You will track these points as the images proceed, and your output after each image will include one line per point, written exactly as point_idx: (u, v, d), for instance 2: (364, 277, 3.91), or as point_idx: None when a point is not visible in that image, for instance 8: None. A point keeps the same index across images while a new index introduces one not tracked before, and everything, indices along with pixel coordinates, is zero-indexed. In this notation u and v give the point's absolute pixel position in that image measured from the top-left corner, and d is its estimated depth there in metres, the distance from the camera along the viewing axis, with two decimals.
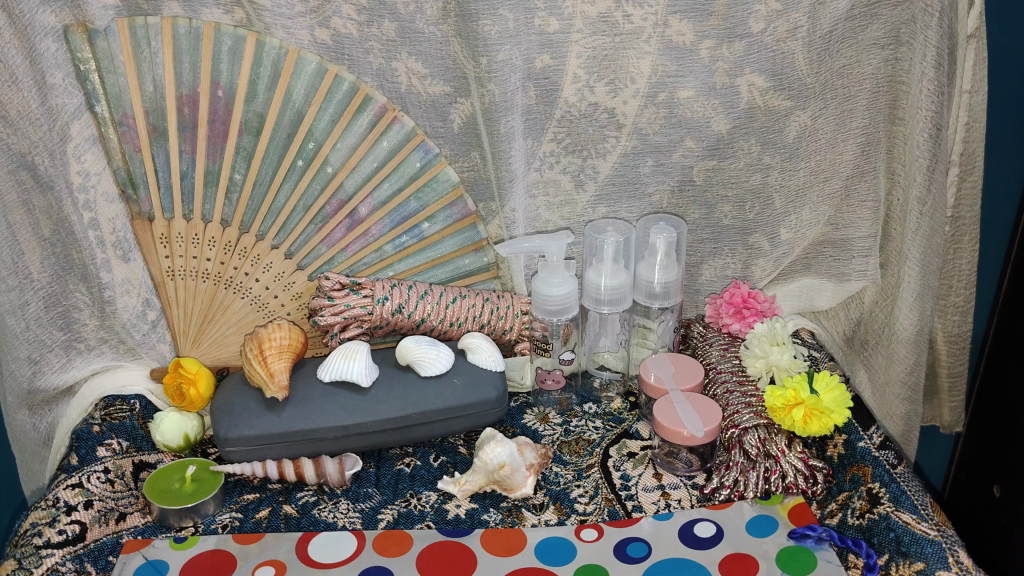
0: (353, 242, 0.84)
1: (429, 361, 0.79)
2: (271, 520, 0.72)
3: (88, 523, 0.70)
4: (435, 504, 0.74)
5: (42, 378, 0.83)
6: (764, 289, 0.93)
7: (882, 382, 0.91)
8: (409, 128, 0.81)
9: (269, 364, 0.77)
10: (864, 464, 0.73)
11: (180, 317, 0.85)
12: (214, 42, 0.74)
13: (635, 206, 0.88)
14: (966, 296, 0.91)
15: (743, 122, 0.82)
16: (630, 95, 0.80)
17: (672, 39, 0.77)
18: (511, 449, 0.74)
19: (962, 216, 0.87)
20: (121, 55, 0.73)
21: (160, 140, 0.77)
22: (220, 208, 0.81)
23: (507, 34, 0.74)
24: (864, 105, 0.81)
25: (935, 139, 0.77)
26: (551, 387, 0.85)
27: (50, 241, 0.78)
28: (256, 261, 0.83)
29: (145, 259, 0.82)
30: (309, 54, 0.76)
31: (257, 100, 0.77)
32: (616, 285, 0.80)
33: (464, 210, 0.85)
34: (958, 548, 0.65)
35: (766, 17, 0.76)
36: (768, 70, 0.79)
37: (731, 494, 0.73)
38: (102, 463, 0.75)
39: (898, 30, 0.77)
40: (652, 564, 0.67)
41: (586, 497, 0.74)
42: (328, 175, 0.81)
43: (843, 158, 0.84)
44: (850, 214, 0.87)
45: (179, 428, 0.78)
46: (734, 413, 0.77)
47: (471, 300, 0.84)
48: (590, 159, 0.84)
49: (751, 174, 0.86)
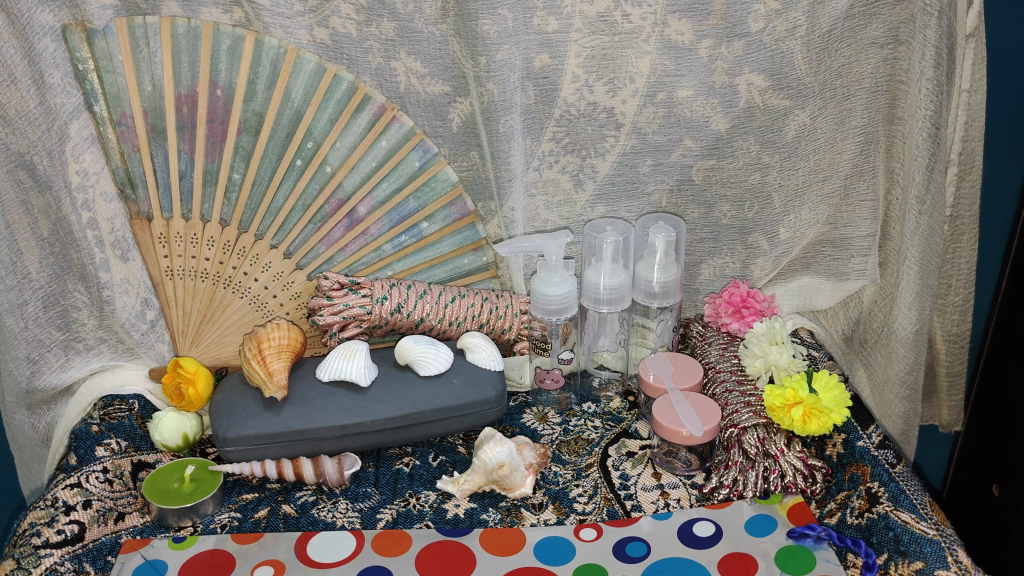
0: (352, 242, 0.84)
1: (428, 360, 0.79)
2: (270, 520, 0.72)
3: (87, 523, 0.70)
4: (434, 504, 0.74)
5: (40, 378, 0.83)
6: (764, 288, 0.93)
7: (880, 382, 0.91)
8: (407, 127, 0.81)
9: (268, 363, 0.77)
10: (864, 464, 0.73)
11: (179, 316, 0.85)
12: (213, 41, 0.74)
13: (635, 206, 0.88)
14: (965, 295, 0.91)
15: (743, 121, 0.82)
16: (629, 94, 0.80)
17: (671, 38, 0.77)
18: (511, 448, 0.73)
19: (960, 215, 0.87)
20: (119, 54, 0.73)
21: (159, 139, 0.77)
22: (219, 207, 0.81)
23: (506, 33, 0.74)
24: (863, 105, 0.82)
25: (933, 138, 0.77)
26: (550, 386, 0.85)
27: (48, 240, 0.78)
28: (255, 261, 0.83)
29: (143, 258, 0.82)
30: (308, 54, 0.76)
31: (256, 99, 0.77)
32: (615, 285, 0.80)
33: (464, 209, 0.85)
34: (957, 547, 0.65)
35: (765, 17, 0.76)
36: (767, 69, 0.79)
37: (730, 494, 0.73)
38: (101, 463, 0.75)
39: (897, 30, 0.77)
40: (652, 563, 0.67)
41: (585, 496, 0.74)
42: (327, 174, 0.81)
43: (842, 157, 0.84)
44: (849, 214, 0.87)
45: (177, 428, 0.77)
46: (733, 413, 0.76)
47: (470, 300, 0.84)
48: (589, 158, 0.84)
49: (750, 173, 0.86)
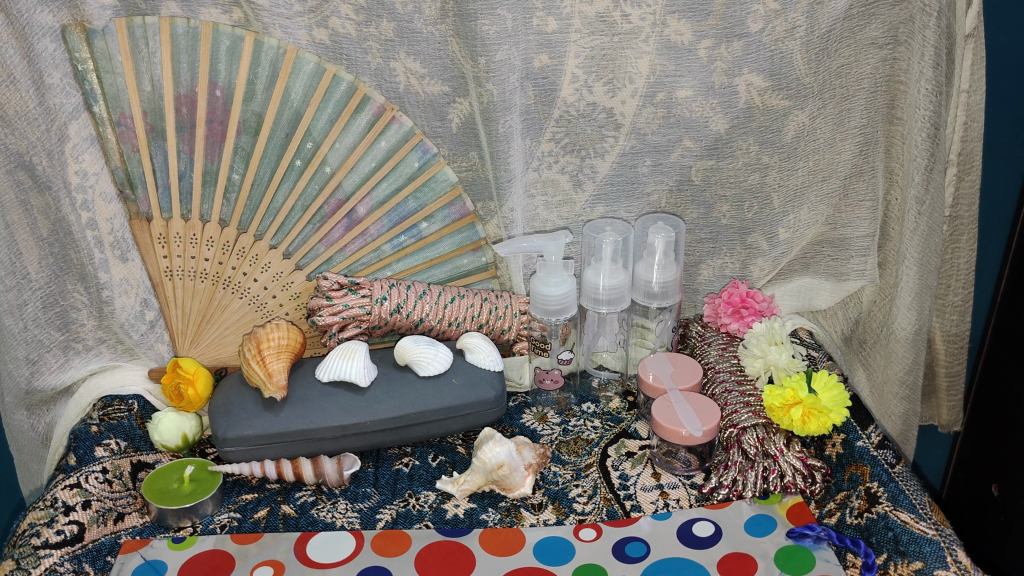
0: (352, 242, 0.84)
1: (427, 360, 0.79)
2: (269, 520, 0.72)
3: (86, 523, 0.70)
4: (433, 504, 0.74)
5: (40, 379, 0.83)
6: (763, 289, 0.93)
7: (880, 382, 0.91)
8: (407, 127, 0.81)
9: (267, 363, 0.77)
10: (863, 464, 0.73)
11: (178, 317, 0.85)
12: (212, 41, 0.74)
13: (634, 206, 0.88)
14: (964, 296, 0.91)
15: (742, 121, 0.82)
16: (629, 95, 0.80)
17: (670, 39, 0.77)
18: (510, 448, 0.74)
19: (959, 215, 0.87)
20: (119, 54, 0.73)
21: (159, 140, 0.77)
22: (218, 208, 0.81)
23: (505, 33, 0.74)
24: (862, 105, 0.82)
25: (932, 138, 0.77)
26: (549, 386, 0.85)
27: (47, 241, 0.78)
28: (254, 261, 0.83)
29: (143, 258, 0.82)
30: (307, 54, 0.76)
31: (256, 99, 0.77)
32: (614, 285, 0.80)
33: (463, 210, 0.85)
34: (956, 547, 0.65)
35: (765, 17, 0.76)
36: (766, 70, 0.79)
37: (729, 494, 0.73)
38: (100, 464, 0.75)
39: (896, 30, 0.77)
40: (651, 563, 0.67)
41: (585, 496, 0.74)
42: (326, 175, 0.81)
43: (842, 158, 0.84)
44: (848, 214, 0.87)
45: (177, 428, 0.77)
46: (733, 413, 0.76)
47: (469, 300, 0.84)
48: (589, 159, 0.84)
49: (749, 173, 0.86)
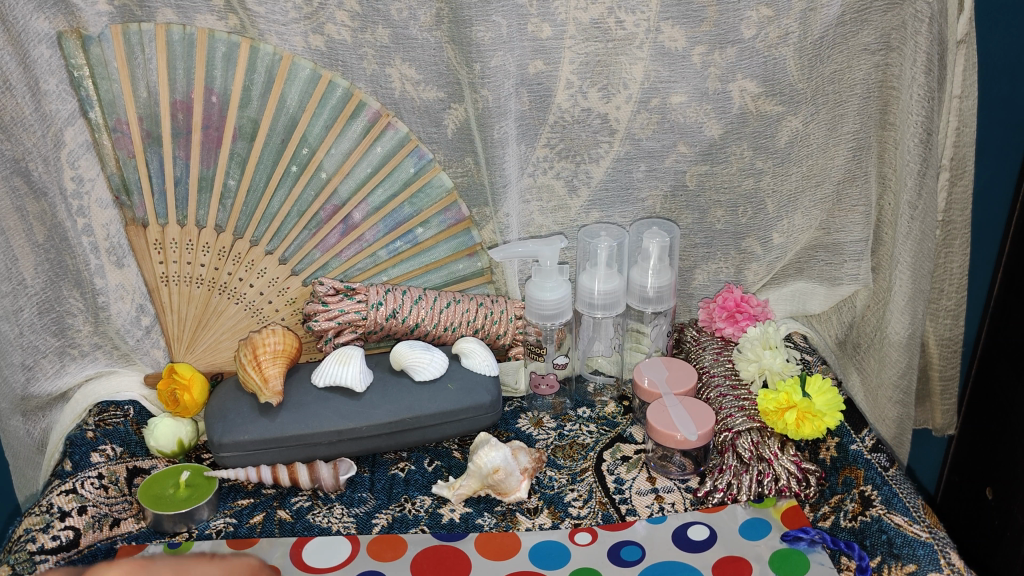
0: (348, 247, 0.84)
1: (423, 365, 0.79)
2: (266, 525, 0.72)
3: (83, 529, 0.71)
4: (430, 509, 0.74)
5: (36, 385, 0.83)
6: (758, 293, 0.94)
7: (874, 385, 0.92)
8: (403, 133, 0.81)
9: (263, 369, 0.77)
10: (857, 467, 0.74)
11: (175, 321, 0.85)
12: (208, 48, 0.74)
13: (629, 211, 0.88)
14: (957, 299, 0.92)
15: (736, 127, 0.83)
16: (623, 100, 0.81)
17: (664, 44, 0.78)
18: (506, 453, 0.74)
19: (952, 219, 0.88)
20: (114, 61, 0.74)
21: (154, 146, 0.77)
22: (215, 213, 0.81)
23: (500, 39, 0.74)
24: (855, 110, 0.82)
25: (925, 144, 0.78)
26: (545, 391, 0.85)
27: (43, 247, 0.78)
28: (250, 266, 0.84)
29: (139, 264, 0.82)
30: (303, 59, 0.76)
31: (251, 105, 0.77)
32: (609, 289, 0.80)
33: (458, 214, 0.85)
34: (950, 550, 0.65)
35: (758, 23, 0.77)
36: (760, 75, 0.80)
37: (724, 497, 0.73)
38: (96, 469, 0.75)
39: (888, 36, 0.78)
40: (646, 567, 0.67)
41: (580, 500, 0.74)
42: (322, 180, 0.81)
43: (834, 163, 0.85)
44: (841, 219, 0.88)
45: (173, 433, 0.78)
46: (727, 417, 0.77)
47: (466, 305, 0.84)
48: (584, 164, 0.85)
49: (742, 178, 0.86)
